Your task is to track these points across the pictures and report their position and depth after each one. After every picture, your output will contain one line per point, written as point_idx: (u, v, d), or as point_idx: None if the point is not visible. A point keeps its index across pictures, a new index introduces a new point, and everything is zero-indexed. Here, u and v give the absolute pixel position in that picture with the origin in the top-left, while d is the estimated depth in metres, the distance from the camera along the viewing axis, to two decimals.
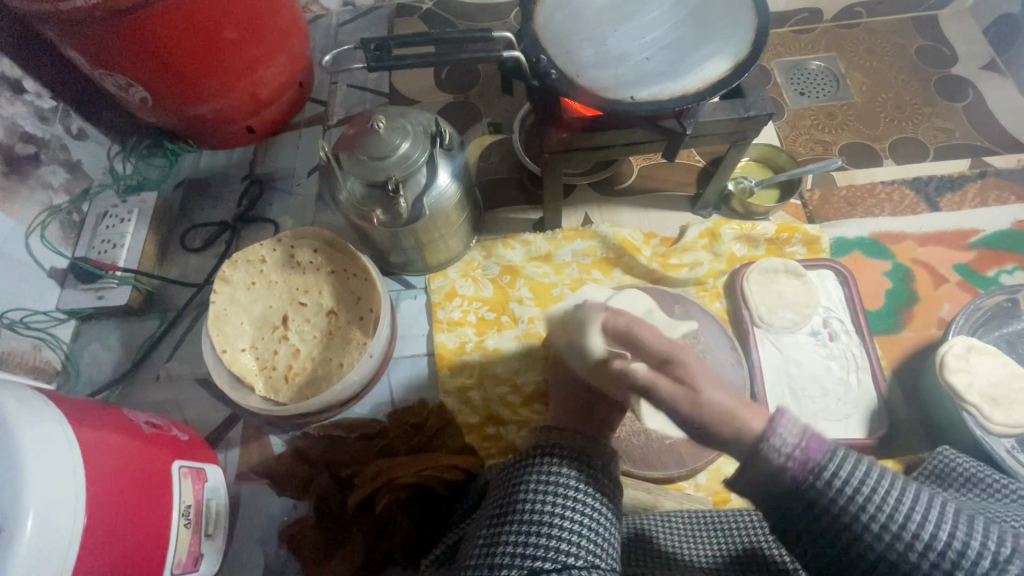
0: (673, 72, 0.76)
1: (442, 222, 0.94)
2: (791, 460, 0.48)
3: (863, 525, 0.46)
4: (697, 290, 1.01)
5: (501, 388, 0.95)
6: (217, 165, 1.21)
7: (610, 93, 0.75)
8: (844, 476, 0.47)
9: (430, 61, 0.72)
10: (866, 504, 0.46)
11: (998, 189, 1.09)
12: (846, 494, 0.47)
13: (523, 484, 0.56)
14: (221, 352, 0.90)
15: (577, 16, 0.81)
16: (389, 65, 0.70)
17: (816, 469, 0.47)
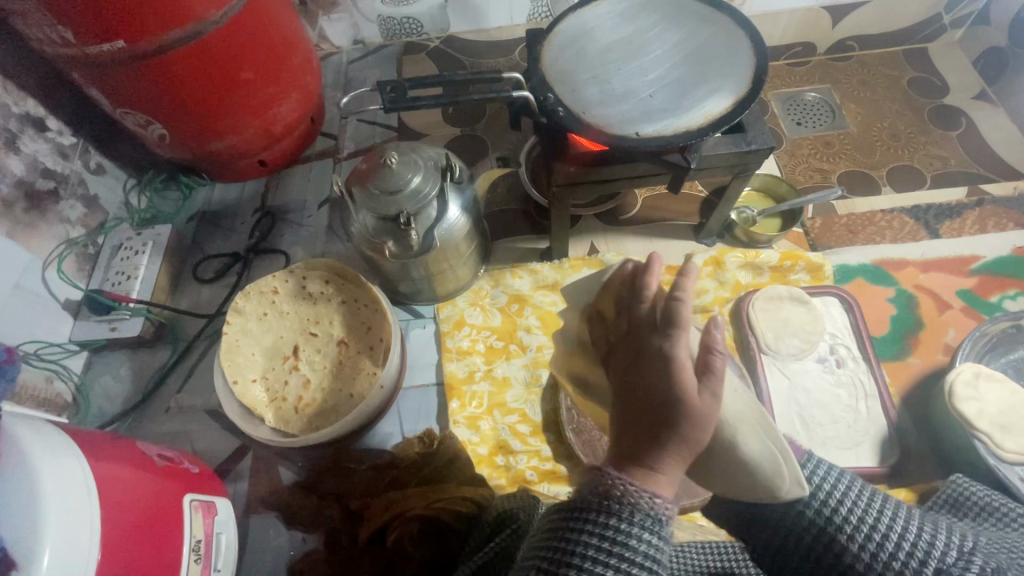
0: (675, 109, 0.78)
1: (452, 252, 0.96)
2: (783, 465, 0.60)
3: (837, 519, 0.55)
4: (703, 317, 1.02)
5: (511, 417, 0.95)
6: (230, 198, 1.24)
7: (618, 129, 0.77)
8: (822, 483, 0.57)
9: (444, 101, 0.75)
10: (843, 510, 0.55)
11: (996, 216, 1.11)
12: (829, 504, 0.56)
13: (581, 534, 0.51)
14: (232, 383, 0.91)
15: (582, 56, 0.85)
16: (403, 107, 0.73)
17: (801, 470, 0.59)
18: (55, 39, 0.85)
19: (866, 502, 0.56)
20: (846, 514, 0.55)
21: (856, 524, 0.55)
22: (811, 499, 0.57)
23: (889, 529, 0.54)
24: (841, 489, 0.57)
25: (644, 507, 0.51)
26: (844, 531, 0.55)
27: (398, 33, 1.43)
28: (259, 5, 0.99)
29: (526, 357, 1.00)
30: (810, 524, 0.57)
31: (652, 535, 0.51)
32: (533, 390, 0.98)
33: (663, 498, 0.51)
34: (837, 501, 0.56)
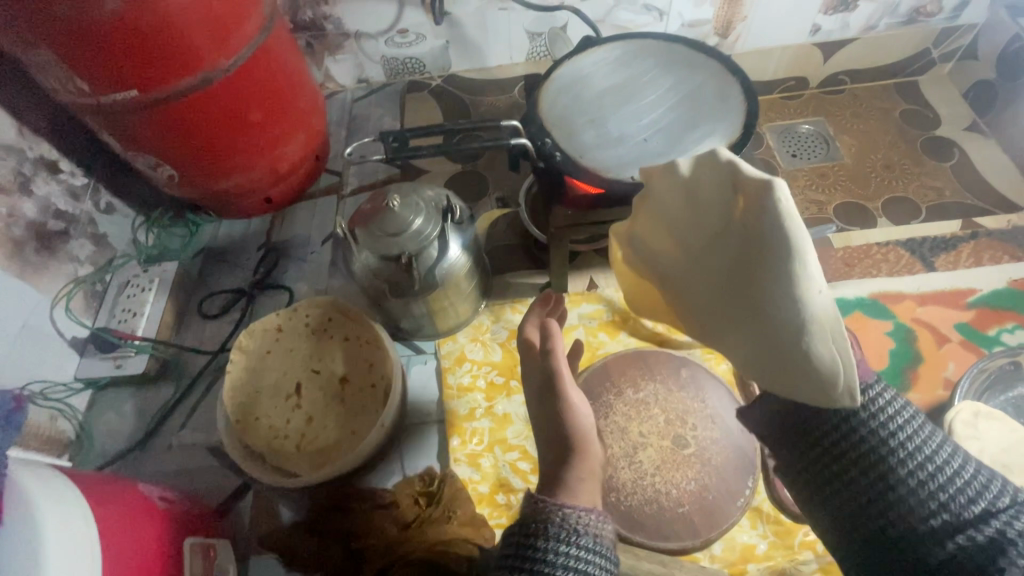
0: (670, 152, 0.81)
1: (453, 290, 0.97)
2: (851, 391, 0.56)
3: (893, 443, 0.53)
4: (703, 352, 1.01)
5: (512, 454, 0.95)
6: (235, 233, 1.26)
7: (616, 172, 0.80)
8: (889, 409, 0.54)
9: (444, 151, 0.78)
10: (902, 434, 0.53)
11: (991, 249, 1.13)
12: (894, 429, 0.53)
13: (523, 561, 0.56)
14: (235, 422, 0.92)
15: (579, 100, 0.88)
16: (406, 157, 0.76)
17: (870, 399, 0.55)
18: (71, 89, 0.89)
19: (929, 438, 0.53)
20: (903, 440, 0.53)
21: (909, 448, 0.52)
22: (875, 420, 0.54)
23: (948, 464, 0.51)
24: (907, 419, 0.54)
25: (555, 521, 0.57)
26: (898, 452, 0.52)
27: (401, 72, 1.47)
28: (268, 53, 1.03)
29: None
30: (859, 443, 0.53)
31: (571, 548, 0.56)
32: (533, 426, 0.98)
33: (570, 509, 0.58)
34: (898, 426, 0.54)
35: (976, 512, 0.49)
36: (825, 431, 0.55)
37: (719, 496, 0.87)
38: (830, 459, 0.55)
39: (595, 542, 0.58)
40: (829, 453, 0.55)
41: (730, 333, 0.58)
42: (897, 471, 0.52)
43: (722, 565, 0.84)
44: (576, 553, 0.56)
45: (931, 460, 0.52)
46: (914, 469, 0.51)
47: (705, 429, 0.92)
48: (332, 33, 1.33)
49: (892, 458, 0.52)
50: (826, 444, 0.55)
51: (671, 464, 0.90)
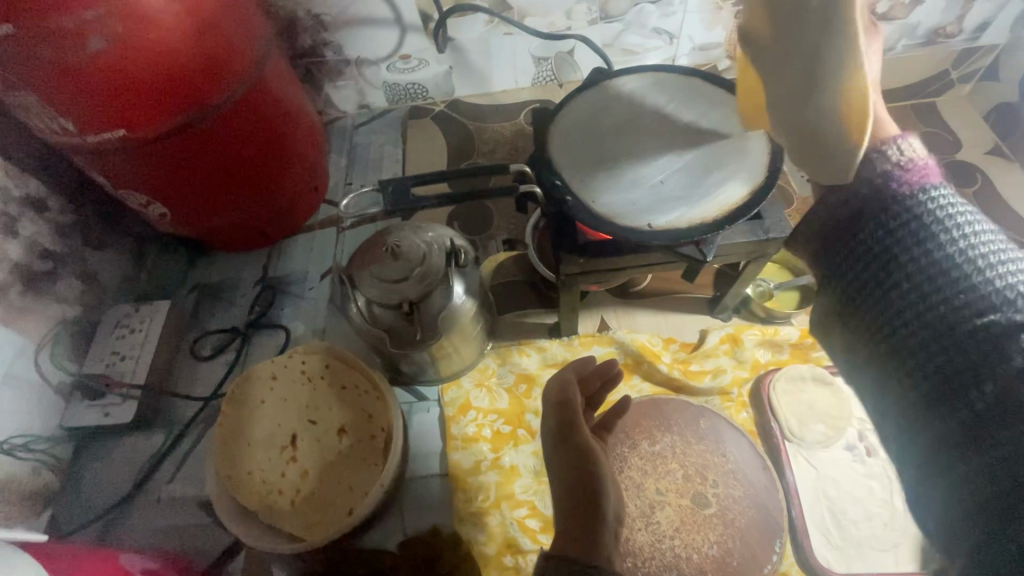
0: (691, 195, 0.76)
1: (457, 335, 0.92)
2: (893, 174, 0.50)
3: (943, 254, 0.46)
4: (722, 399, 0.96)
5: (520, 511, 0.90)
6: (231, 269, 1.21)
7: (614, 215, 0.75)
8: (936, 201, 0.48)
9: (448, 200, 0.73)
10: (949, 227, 0.47)
11: None
12: (937, 218, 0.47)
13: None
14: (227, 477, 0.87)
15: (590, 138, 0.83)
16: (406, 207, 0.71)
17: (917, 189, 0.49)
18: (56, 129, 0.84)
19: (977, 230, 0.47)
20: (952, 235, 0.47)
21: (961, 244, 0.46)
22: (921, 207, 0.48)
23: (994, 261, 0.45)
24: (955, 211, 0.48)
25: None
26: (930, 244, 0.47)
27: (403, 97, 1.43)
28: (263, 87, 0.99)
29: (534, 443, 0.96)
30: (893, 242, 0.49)
31: None
32: (542, 480, 0.92)
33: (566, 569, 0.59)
34: (950, 214, 0.48)
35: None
36: (860, 240, 0.51)
37: (743, 561, 0.81)
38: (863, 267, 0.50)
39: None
40: (868, 267, 0.50)
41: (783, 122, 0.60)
42: (932, 276, 0.46)
43: None
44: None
45: (984, 259, 0.45)
46: (943, 260, 0.46)
47: (727, 486, 0.86)
48: (332, 60, 1.29)
49: (924, 259, 0.47)
50: (864, 254, 0.51)
51: (692, 526, 0.84)
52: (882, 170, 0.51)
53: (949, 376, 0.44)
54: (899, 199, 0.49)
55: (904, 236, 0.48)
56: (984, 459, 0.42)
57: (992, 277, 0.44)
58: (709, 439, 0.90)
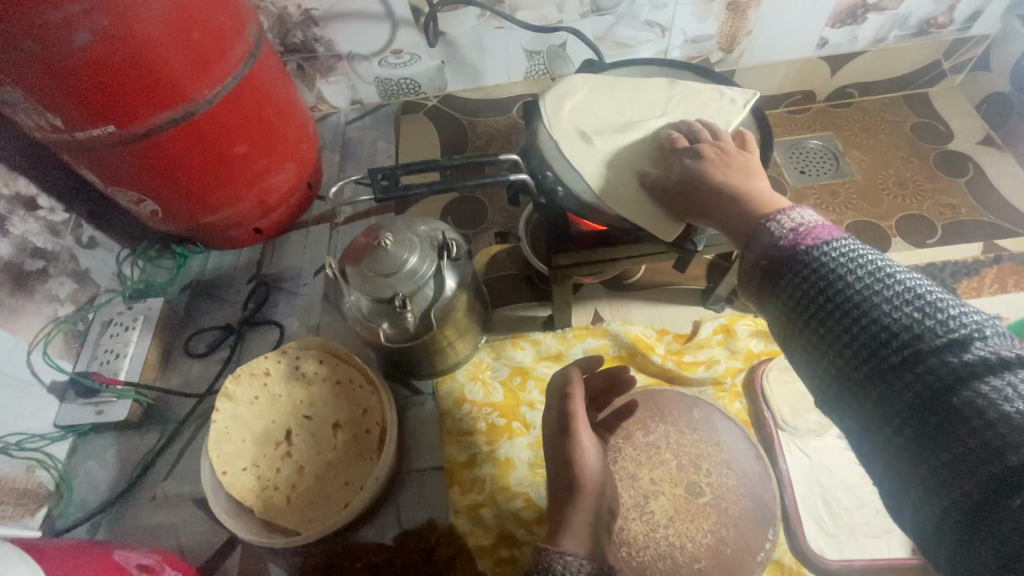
0: None
1: (451, 328, 0.92)
2: (783, 241, 0.53)
3: (903, 307, 0.45)
4: (716, 389, 0.96)
5: (516, 502, 0.90)
6: (225, 266, 1.21)
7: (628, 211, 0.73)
8: (840, 253, 0.49)
9: (438, 187, 0.73)
10: (884, 283, 0.46)
11: (1016, 273, 1.14)
12: (877, 274, 0.47)
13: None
14: (221, 474, 0.86)
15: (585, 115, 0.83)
16: (397, 195, 0.70)
17: (805, 249, 0.51)
18: (44, 126, 0.84)
19: (915, 281, 0.46)
20: (888, 290, 0.46)
21: (902, 298, 0.45)
22: (830, 262, 0.49)
23: (950, 312, 0.43)
24: (877, 264, 0.48)
25: (557, 568, 0.57)
26: (880, 302, 0.46)
27: (396, 93, 1.43)
28: (253, 83, 0.98)
29: (529, 435, 0.96)
30: (852, 299, 0.47)
31: None
32: (537, 472, 0.92)
33: (571, 556, 0.58)
34: (858, 265, 0.48)
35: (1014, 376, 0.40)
36: (799, 296, 0.50)
37: (737, 550, 0.82)
38: (825, 330, 0.48)
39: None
40: (837, 326, 0.47)
41: (717, 206, 0.65)
42: (898, 338, 0.44)
43: None
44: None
45: (926, 312, 0.44)
46: (899, 319, 0.44)
47: (721, 476, 0.87)
48: (324, 56, 1.29)
49: (886, 320, 0.45)
50: (817, 314, 0.49)
51: (686, 515, 0.84)
52: (779, 237, 0.53)
53: (949, 449, 0.40)
54: (805, 254, 0.50)
55: (852, 292, 0.47)
56: (996, 539, 0.37)
57: (955, 335, 0.42)
58: (702, 429, 0.91)
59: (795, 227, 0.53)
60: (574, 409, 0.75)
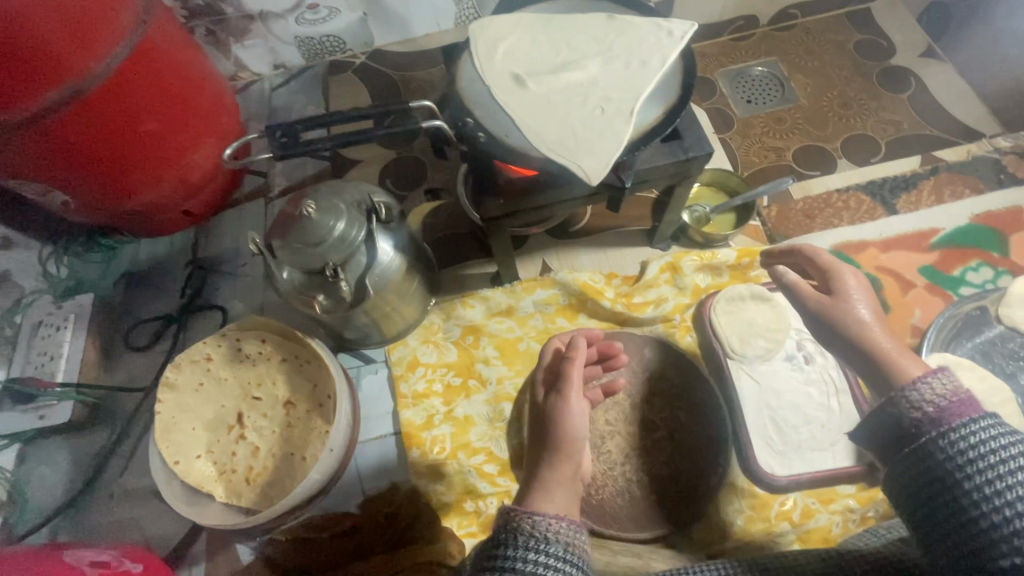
0: (608, 111, 0.72)
1: (393, 294, 0.89)
2: (921, 412, 0.54)
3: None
4: (666, 327, 0.98)
5: (477, 458, 0.91)
6: (158, 254, 1.15)
7: (556, 153, 0.70)
8: (981, 438, 0.49)
9: (347, 141, 0.66)
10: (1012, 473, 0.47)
11: (952, 183, 1.10)
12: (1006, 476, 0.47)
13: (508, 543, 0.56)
14: (173, 464, 0.85)
15: (512, 57, 0.79)
16: (299, 153, 0.63)
17: (946, 427, 0.51)
18: None
19: None
20: (1016, 481, 0.47)
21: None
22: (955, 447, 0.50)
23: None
24: (1014, 463, 0.47)
25: (526, 528, 0.57)
26: (994, 495, 0.47)
27: (321, 53, 1.34)
28: (150, 52, 0.90)
29: (486, 392, 0.96)
30: (956, 490, 0.49)
31: (538, 554, 0.55)
32: (497, 426, 0.94)
33: (540, 515, 0.58)
34: (994, 458, 0.48)
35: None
36: (913, 470, 0.52)
37: (690, 477, 0.85)
38: (928, 511, 0.50)
39: (568, 551, 0.57)
40: (942, 513, 0.49)
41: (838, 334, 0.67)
42: (1006, 538, 0.45)
43: (701, 548, 0.82)
44: (545, 561, 0.55)
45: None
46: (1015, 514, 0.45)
47: (672, 409, 0.89)
48: (234, 17, 1.19)
49: (998, 528, 0.46)
50: (926, 491, 0.51)
51: (641, 451, 0.86)
52: (917, 412, 0.54)
53: None
54: (937, 440, 0.51)
55: (964, 477, 0.48)
56: None
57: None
58: (654, 365, 0.92)
59: (939, 399, 0.53)
60: (570, 370, 0.74)
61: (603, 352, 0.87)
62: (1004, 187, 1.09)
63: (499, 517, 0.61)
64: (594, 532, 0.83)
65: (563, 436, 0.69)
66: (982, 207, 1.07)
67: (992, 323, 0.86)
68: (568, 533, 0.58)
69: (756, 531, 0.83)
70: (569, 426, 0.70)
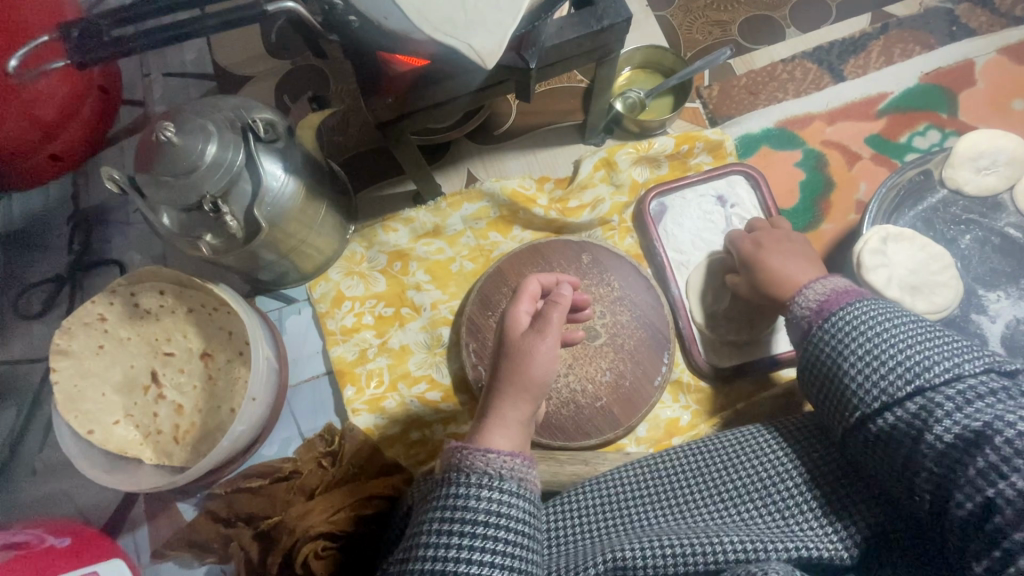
0: None
1: (297, 223, 0.79)
2: (808, 309, 0.61)
3: (888, 377, 0.52)
4: (604, 229, 0.92)
5: (418, 386, 0.87)
6: (32, 210, 0.98)
7: (443, 33, 0.53)
8: (849, 320, 0.56)
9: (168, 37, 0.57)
10: (871, 341, 0.54)
11: (902, 41, 1.00)
12: (868, 345, 0.54)
13: (452, 483, 0.53)
14: (86, 434, 0.77)
15: None
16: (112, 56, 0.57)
17: (823, 319, 0.59)
18: None
19: (917, 353, 0.51)
20: (875, 348, 0.53)
21: (881, 359, 0.53)
22: (825, 329, 0.58)
23: (934, 370, 0.50)
24: (877, 330, 0.54)
25: (479, 466, 0.53)
26: (857, 362, 0.54)
27: None
28: None
29: (421, 319, 0.90)
30: (828, 363, 0.57)
31: (491, 491, 0.52)
32: (436, 352, 0.89)
33: (493, 453, 0.54)
34: (858, 327, 0.55)
35: (964, 412, 0.47)
36: (806, 356, 0.59)
37: (636, 380, 0.82)
38: (818, 389, 0.58)
39: (520, 486, 0.54)
40: (825, 390, 0.57)
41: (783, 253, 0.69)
42: (874, 395, 0.52)
43: (647, 445, 0.83)
44: (498, 496, 0.52)
45: (904, 365, 0.51)
46: (876, 378, 0.52)
47: (615, 314, 0.85)
48: None
49: (860, 391, 0.53)
50: (816, 377, 0.58)
51: (584, 359, 0.83)
52: (801, 315, 0.62)
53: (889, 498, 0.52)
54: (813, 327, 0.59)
55: (838, 354, 0.56)
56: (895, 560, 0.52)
57: (913, 385, 0.50)
58: (594, 271, 0.87)
59: (821, 298, 0.61)
60: (551, 314, 0.63)
61: (577, 304, 0.74)
62: (955, 40, 1.00)
63: (445, 457, 0.57)
64: (539, 444, 0.80)
65: (512, 371, 0.61)
66: (932, 64, 0.99)
67: (934, 187, 0.83)
68: (522, 470, 0.55)
69: (700, 423, 0.84)
70: (534, 370, 0.61)
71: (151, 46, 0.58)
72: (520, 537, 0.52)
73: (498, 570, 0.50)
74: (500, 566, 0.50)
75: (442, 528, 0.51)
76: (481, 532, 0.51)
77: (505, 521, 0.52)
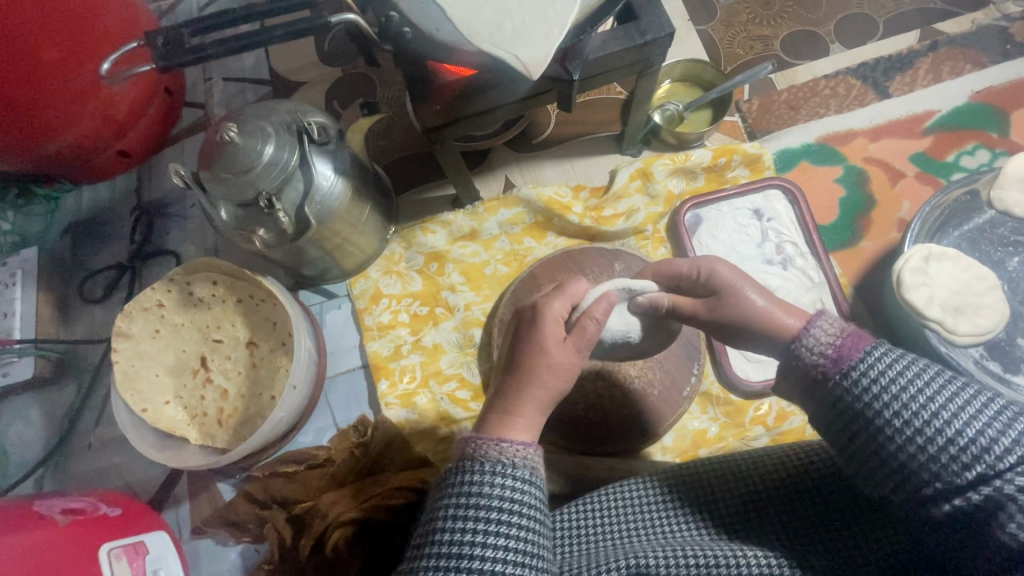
0: None
1: (342, 222, 0.83)
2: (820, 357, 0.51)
3: (945, 456, 0.42)
4: (638, 239, 0.93)
5: (449, 384, 0.90)
6: (101, 202, 1.06)
7: (492, 44, 0.55)
8: (880, 377, 0.47)
9: (234, 46, 0.62)
10: (926, 408, 0.44)
11: (952, 59, 0.99)
12: (919, 414, 0.44)
13: (457, 474, 0.54)
14: (141, 412, 0.82)
15: None
16: (186, 61, 0.63)
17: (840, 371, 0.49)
18: None
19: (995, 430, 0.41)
20: (936, 417, 0.44)
21: (934, 432, 0.43)
22: (861, 385, 0.48)
23: (1002, 457, 0.40)
24: (945, 391, 0.44)
25: (493, 455, 0.54)
26: (903, 428, 0.45)
27: None
28: None
29: (454, 319, 0.93)
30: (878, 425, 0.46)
31: (504, 479, 0.53)
32: (468, 351, 0.92)
33: (507, 441, 0.55)
34: (905, 385, 0.46)
35: None
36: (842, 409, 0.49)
37: (664, 390, 0.83)
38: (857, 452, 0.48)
39: (532, 476, 0.55)
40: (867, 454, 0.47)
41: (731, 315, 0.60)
42: (928, 469, 0.43)
43: (673, 455, 0.83)
44: (510, 485, 0.53)
45: (965, 443, 0.42)
46: (925, 450, 0.43)
47: None
48: None
49: (917, 463, 0.44)
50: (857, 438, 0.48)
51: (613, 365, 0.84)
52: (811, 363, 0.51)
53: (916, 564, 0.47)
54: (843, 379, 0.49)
55: (881, 416, 0.46)
56: None
57: (974, 472, 0.41)
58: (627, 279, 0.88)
59: (834, 343, 0.51)
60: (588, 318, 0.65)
61: None
62: (1009, 59, 0.98)
63: (460, 445, 0.58)
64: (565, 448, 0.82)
65: None
66: (982, 83, 0.97)
67: (982, 207, 0.81)
68: (534, 465, 0.56)
69: (728, 436, 0.83)
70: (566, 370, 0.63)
71: (224, 54, 0.63)
72: (531, 523, 0.53)
73: (510, 555, 0.51)
74: (511, 551, 0.51)
75: (455, 514, 0.52)
76: (493, 518, 0.51)
77: (510, 516, 0.52)
